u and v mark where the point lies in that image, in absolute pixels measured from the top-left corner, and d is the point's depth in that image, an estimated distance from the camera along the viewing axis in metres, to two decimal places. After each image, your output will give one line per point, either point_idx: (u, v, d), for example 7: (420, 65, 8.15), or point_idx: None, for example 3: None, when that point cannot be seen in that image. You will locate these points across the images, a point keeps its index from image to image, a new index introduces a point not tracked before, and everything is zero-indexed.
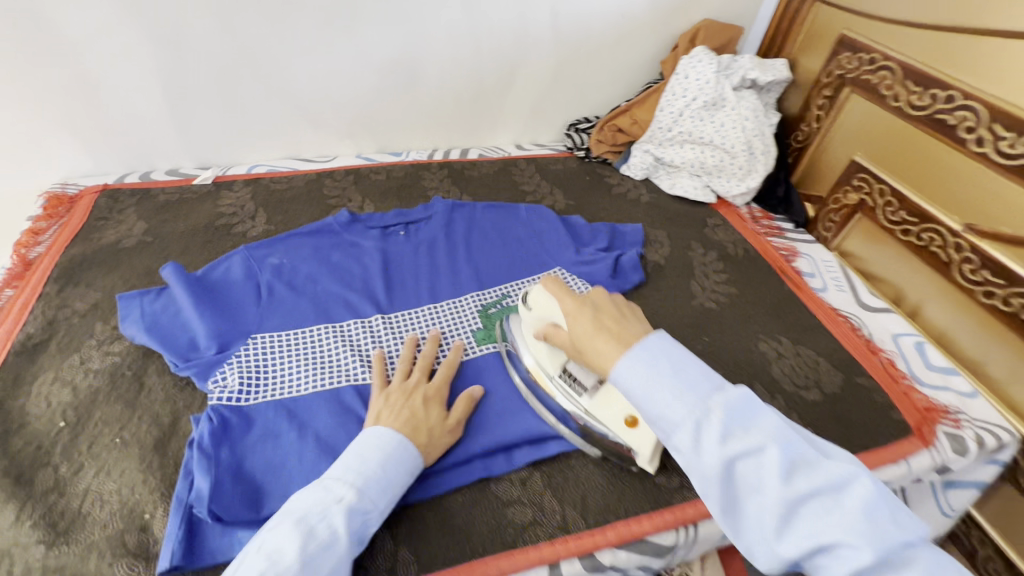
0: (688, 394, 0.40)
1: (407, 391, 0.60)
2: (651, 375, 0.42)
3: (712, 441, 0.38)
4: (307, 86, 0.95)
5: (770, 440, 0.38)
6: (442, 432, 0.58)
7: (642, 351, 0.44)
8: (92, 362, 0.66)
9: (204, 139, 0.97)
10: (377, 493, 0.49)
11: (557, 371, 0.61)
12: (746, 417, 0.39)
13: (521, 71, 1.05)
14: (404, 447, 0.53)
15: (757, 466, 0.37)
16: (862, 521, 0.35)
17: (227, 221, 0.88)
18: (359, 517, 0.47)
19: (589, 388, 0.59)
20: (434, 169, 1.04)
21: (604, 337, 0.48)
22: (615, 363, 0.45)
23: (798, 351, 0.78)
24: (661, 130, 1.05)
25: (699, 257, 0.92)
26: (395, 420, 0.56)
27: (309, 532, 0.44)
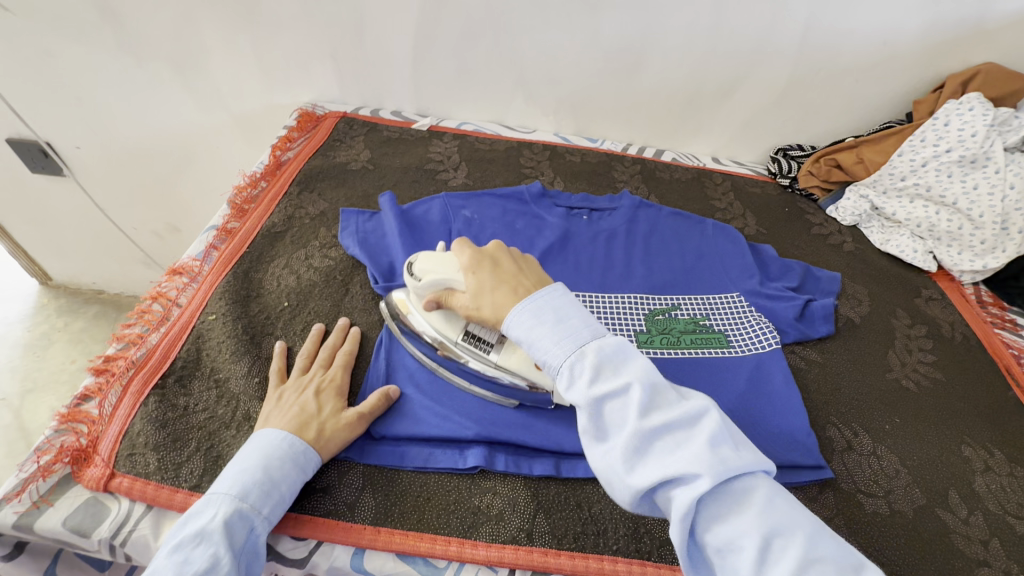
0: (609, 394, 0.44)
1: (300, 386, 0.59)
2: (558, 352, 0.47)
3: (633, 454, 0.42)
4: (534, 59, 0.99)
5: (698, 460, 0.39)
6: (336, 425, 0.56)
7: (534, 303, 0.51)
8: (314, 259, 0.77)
9: (431, 89, 1.07)
10: (259, 496, 0.49)
11: (460, 336, 0.62)
12: (671, 424, 0.42)
13: (747, 83, 0.99)
14: (289, 446, 0.52)
15: (687, 489, 0.39)
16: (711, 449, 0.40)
17: (434, 167, 0.96)
18: (240, 528, 0.47)
19: (494, 345, 0.61)
20: (627, 162, 1.03)
21: (498, 285, 0.55)
22: (508, 316, 0.52)
23: (1013, 472, 0.66)
24: (891, 177, 0.93)
25: (904, 328, 0.81)
26: (282, 419, 0.55)
27: (185, 560, 0.43)
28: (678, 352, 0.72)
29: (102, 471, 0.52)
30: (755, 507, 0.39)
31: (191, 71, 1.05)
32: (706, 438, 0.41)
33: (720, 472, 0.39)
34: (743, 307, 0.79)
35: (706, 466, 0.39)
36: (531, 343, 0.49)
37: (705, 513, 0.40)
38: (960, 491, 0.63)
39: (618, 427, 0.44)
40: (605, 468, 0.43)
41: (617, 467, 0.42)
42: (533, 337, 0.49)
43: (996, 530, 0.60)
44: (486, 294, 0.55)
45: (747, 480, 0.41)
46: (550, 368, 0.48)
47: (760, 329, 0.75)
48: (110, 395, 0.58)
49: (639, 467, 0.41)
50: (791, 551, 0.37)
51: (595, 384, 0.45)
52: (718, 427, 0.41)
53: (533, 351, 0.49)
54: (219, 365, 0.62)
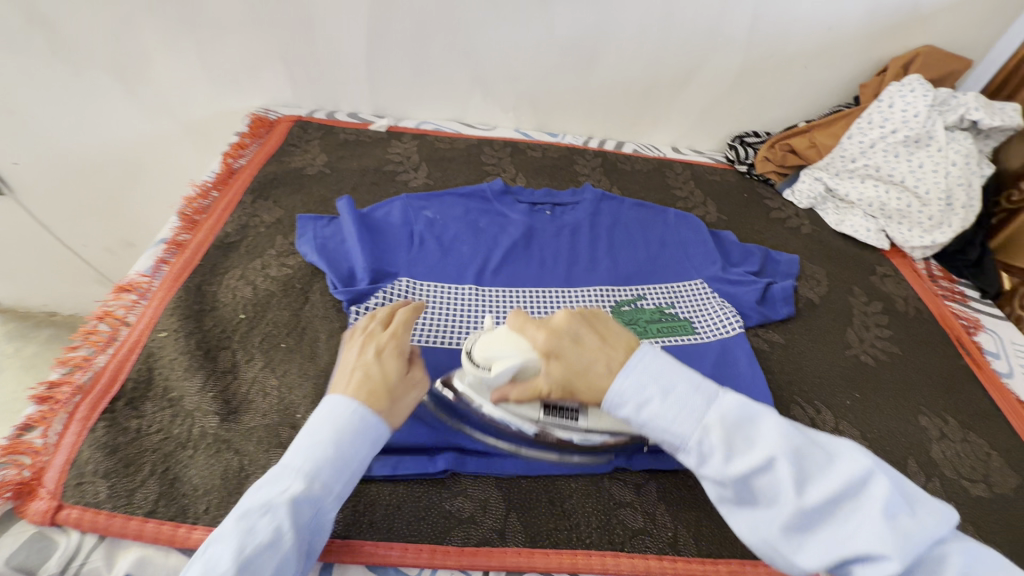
0: (750, 472, 0.39)
1: (359, 351, 0.55)
2: (681, 433, 0.41)
3: (797, 531, 0.38)
4: (489, 55, 0.98)
5: (873, 534, 0.35)
6: (401, 389, 0.53)
7: (636, 371, 0.44)
8: (270, 269, 0.74)
9: (387, 89, 1.05)
10: (330, 475, 0.47)
11: (541, 413, 0.56)
12: (832, 492, 0.37)
13: (701, 73, 1.00)
14: (355, 414, 0.49)
15: (871, 570, 0.35)
16: (884, 522, 0.35)
17: (393, 169, 0.95)
18: (308, 504, 0.45)
19: (581, 411, 0.57)
20: (589, 155, 1.04)
21: (595, 360, 0.47)
22: (609, 384, 0.45)
23: (966, 437, 0.68)
24: (842, 160, 0.96)
25: (860, 305, 0.84)
26: (348, 384, 0.51)
27: (250, 530, 0.42)
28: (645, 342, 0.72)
29: (48, 504, 0.49)
30: (937, 567, 0.34)
31: (133, 79, 1.00)
32: (875, 505, 0.36)
33: (908, 548, 0.34)
34: (706, 293, 0.80)
35: (886, 542, 0.34)
36: (651, 429, 0.43)
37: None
38: (917, 460, 0.65)
39: (772, 506, 0.39)
40: (775, 552, 0.39)
41: (788, 553, 0.38)
42: (651, 421, 0.42)
43: (952, 494, 0.62)
44: (577, 375, 0.47)
45: (925, 529, 0.35)
46: (685, 453, 0.42)
47: (723, 314, 0.76)
48: (55, 423, 0.55)
49: (808, 547, 0.38)
50: None
51: (735, 463, 0.40)
52: (882, 483, 0.36)
53: (658, 436, 0.43)
54: (172, 384, 0.60)
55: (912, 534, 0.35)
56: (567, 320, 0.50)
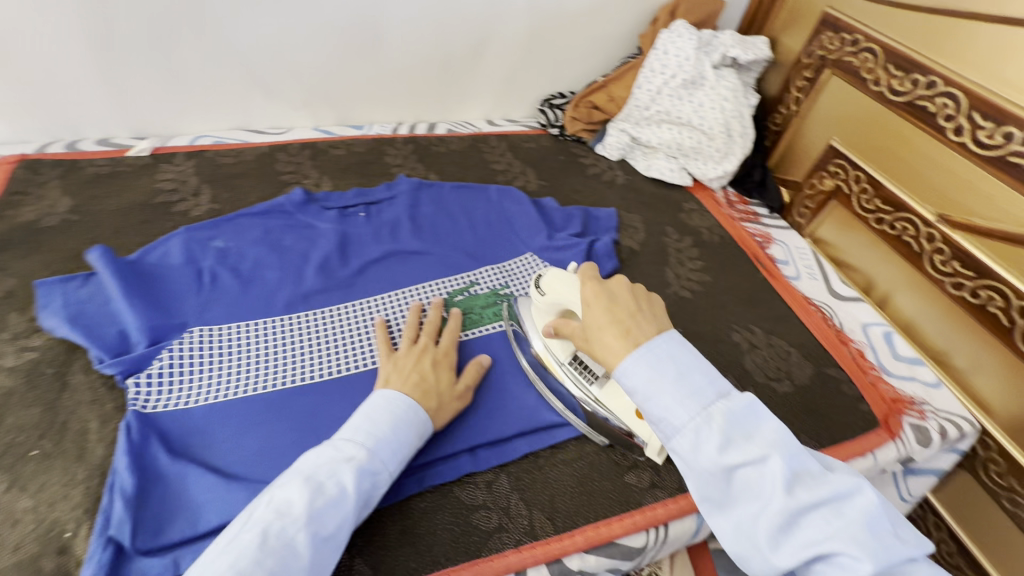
0: (744, 464, 0.39)
1: (416, 354, 0.61)
2: (677, 410, 0.42)
3: (776, 528, 0.38)
4: (258, 48, 0.87)
5: (850, 535, 0.35)
6: (450, 397, 0.59)
7: (650, 353, 0.45)
8: (6, 358, 0.59)
9: (141, 105, 0.88)
10: (388, 453, 0.51)
11: (568, 358, 0.61)
12: (822, 499, 0.37)
13: (493, 41, 0.98)
14: (412, 411, 0.54)
15: (833, 567, 0.36)
16: (865, 531, 0.35)
17: (166, 199, 0.80)
18: (369, 477, 0.48)
19: (600, 376, 0.59)
20: (399, 144, 0.97)
21: (606, 318, 0.49)
22: (621, 362, 0.46)
23: (771, 342, 0.77)
24: (638, 109, 1.01)
25: (674, 244, 0.90)
26: (405, 383, 0.57)
27: (317, 488, 0.45)
28: (477, 332, 0.70)
29: None
30: None
31: None
32: (863, 520, 0.36)
33: (880, 552, 0.35)
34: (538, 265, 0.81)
35: (866, 550, 0.34)
36: (651, 403, 0.44)
37: None
38: (735, 374, 0.72)
39: (755, 498, 0.39)
40: (741, 542, 0.39)
41: (753, 540, 0.39)
42: (652, 389, 0.43)
43: (764, 399, 0.70)
44: (595, 329, 0.50)
45: (910, 566, 0.35)
46: (675, 434, 0.42)
47: None
48: None
49: (784, 547, 0.37)
50: None
51: (726, 448, 0.40)
52: (876, 508, 0.36)
53: (652, 413, 0.43)
54: None
55: (895, 550, 0.35)
56: (606, 283, 0.53)
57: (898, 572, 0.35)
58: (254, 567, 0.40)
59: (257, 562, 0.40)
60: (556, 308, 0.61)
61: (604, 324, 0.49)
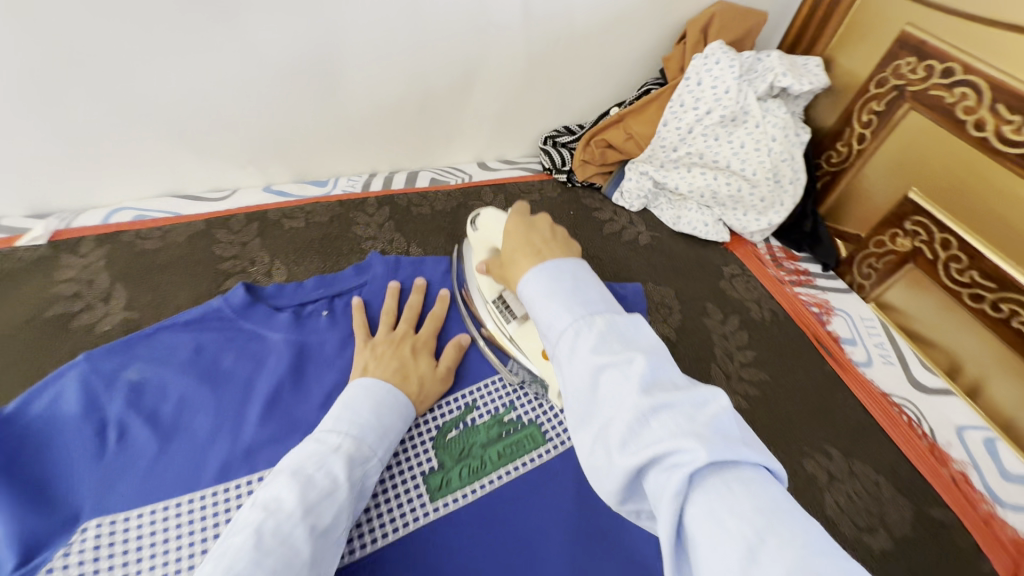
0: (609, 364, 0.34)
1: (393, 341, 0.60)
2: (561, 317, 0.38)
3: (624, 433, 0.31)
4: (180, 100, 0.67)
5: (696, 434, 0.30)
6: (432, 379, 0.59)
7: (550, 269, 0.42)
8: None
9: (34, 178, 0.68)
10: (375, 439, 0.48)
11: (494, 295, 0.63)
12: (675, 405, 0.32)
13: (482, 74, 0.79)
14: (394, 395, 0.53)
15: (676, 472, 0.29)
16: (712, 433, 0.30)
17: (64, 309, 0.61)
18: (359, 466, 0.45)
19: (517, 316, 0.61)
20: (371, 206, 0.78)
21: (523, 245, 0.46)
22: (524, 275, 0.43)
23: (852, 470, 0.61)
24: (663, 150, 0.82)
25: (718, 327, 0.72)
26: (384, 371, 0.55)
27: (308, 481, 0.41)
28: (483, 486, 0.55)
29: None
30: (758, 506, 0.28)
31: None
32: (711, 421, 0.31)
33: (722, 447, 0.29)
34: None
35: (706, 444, 0.29)
36: (537, 312, 0.41)
37: (692, 503, 0.29)
38: None
39: (612, 399, 0.33)
40: (593, 445, 0.33)
41: (606, 442, 0.32)
42: (540, 299, 0.40)
43: None
44: (513, 238, 0.48)
45: (749, 474, 0.29)
46: (549, 342, 0.39)
47: None
48: None
49: (627, 457, 0.31)
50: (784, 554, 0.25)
51: (600, 349, 0.35)
52: (728, 415, 0.31)
53: (539, 319, 0.40)
54: None
55: (738, 454, 0.30)
56: (531, 218, 0.51)
57: (735, 476, 0.29)
58: (253, 569, 0.34)
59: (255, 563, 0.35)
60: (487, 247, 0.62)
61: (517, 244, 0.46)
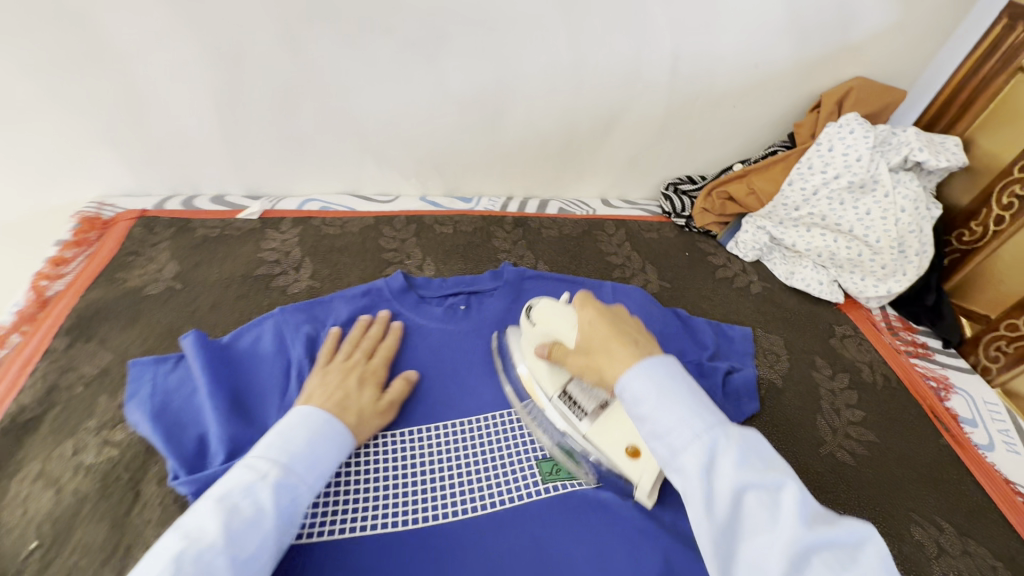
0: (678, 446, 0.39)
1: (345, 368, 0.60)
2: (685, 425, 0.40)
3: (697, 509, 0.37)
4: (379, 117, 0.82)
5: (750, 496, 0.36)
6: (371, 414, 0.56)
7: (645, 368, 0.43)
8: (85, 454, 0.54)
9: (258, 166, 0.86)
10: (306, 467, 0.46)
11: (556, 391, 0.57)
12: (835, 540, 0.34)
13: (624, 120, 0.89)
14: (333, 426, 0.50)
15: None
16: (749, 480, 0.37)
17: (268, 272, 0.76)
18: (287, 494, 0.43)
19: (589, 412, 0.56)
20: (508, 225, 0.89)
21: (602, 337, 0.48)
22: (622, 376, 0.44)
23: (966, 548, 0.60)
24: (785, 208, 0.87)
25: (826, 381, 0.74)
26: (324, 398, 0.53)
27: (231, 510, 0.40)
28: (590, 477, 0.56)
29: None
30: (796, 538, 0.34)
31: None
32: (736, 460, 0.37)
33: (775, 499, 0.36)
34: None
35: (756, 497, 0.36)
36: (637, 401, 0.43)
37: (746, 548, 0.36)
38: None
39: (764, 526, 0.36)
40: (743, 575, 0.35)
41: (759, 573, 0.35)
42: (652, 397, 0.42)
43: None
44: (597, 335, 0.48)
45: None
46: (668, 445, 0.40)
47: None
48: None
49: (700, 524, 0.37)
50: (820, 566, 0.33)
51: (743, 467, 0.37)
52: (888, 560, 0.34)
53: (657, 413, 0.41)
54: None
55: (774, 493, 0.36)
56: (607, 309, 0.51)
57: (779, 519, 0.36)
58: None
59: None
60: (545, 337, 0.59)
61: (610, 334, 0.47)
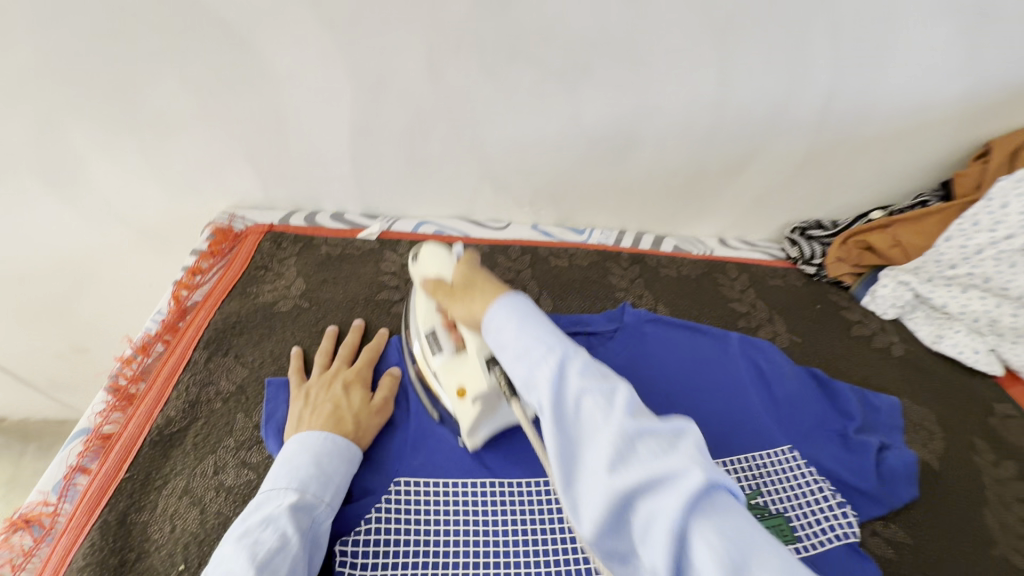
0: (593, 393, 0.39)
1: (327, 382, 0.62)
2: (539, 349, 0.42)
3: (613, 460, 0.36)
4: (504, 145, 0.81)
5: (680, 456, 0.36)
6: (367, 415, 0.59)
7: (510, 305, 0.46)
8: (225, 475, 0.54)
9: (379, 187, 0.87)
10: (319, 486, 0.50)
11: (433, 353, 0.58)
12: (657, 431, 0.38)
13: (756, 159, 0.83)
14: (334, 442, 0.54)
15: (671, 494, 0.34)
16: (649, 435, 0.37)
17: (388, 296, 0.76)
18: (307, 515, 0.48)
19: (444, 349, 0.57)
20: (624, 262, 0.85)
21: (484, 290, 0.51)
22: (488, 310, 0.48)
23: None
24: (938, 265, 0.79)
25: (991, 470, 0.65)
26: (316, 419, 0.57)
27: (254, 543, 0.44)
28: None
29: None
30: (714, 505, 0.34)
31: (71, 184, 0.82)
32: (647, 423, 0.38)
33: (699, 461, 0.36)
34: (800, 468, 0.62)
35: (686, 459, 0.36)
36: (506, 341, 0.45)
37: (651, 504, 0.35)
38: None
39: (591, 434, 0.38)
40: (587, 478, 0.38)
41: (597, 471, 0.37)
42: (516, 323, 0.45)
43: None
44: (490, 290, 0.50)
45: (729, 500, 0.35)
46: (530, 381, 0.42)
47: (830, 510, 0.58)
48: None
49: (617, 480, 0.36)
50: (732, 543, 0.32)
51: (585, 377, 0.41)
52: (703, 443, 0.38)
53: (518, 338, 0.44)
54: None
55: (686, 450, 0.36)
56: (477, 269, 0.55)
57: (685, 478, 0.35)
58: None
59: None
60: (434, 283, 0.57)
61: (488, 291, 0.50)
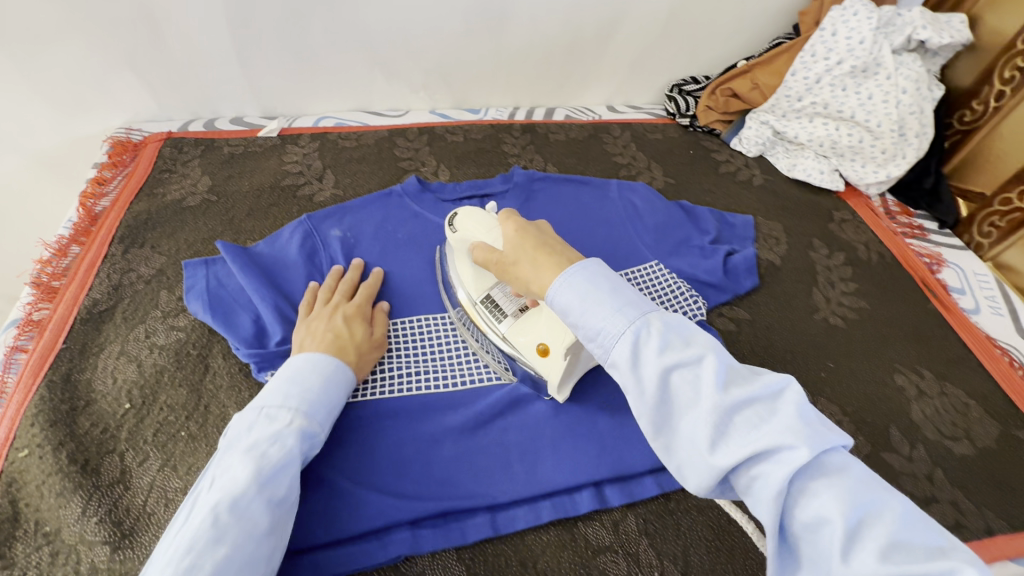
0: (679, 363, 0.35)
1: (327, 315, 0.59)
2: (611, 323, 0.38)
3: (712, 430, 0.34)
4: (385, 29, 0.83)
5: (794, 428, 0.32)
6: (369, 348, 0.57)
7: (576, 278, 0.41)
8: (157, 336, 0.61)
9: (273, 86, 0.89)
10: (325, 414, 0.48)
11: (495, 319, 0.58)
12: (756, 399, 0.34)
13: (627, 19, 0.88)
14: (342, 370, 0.52)
15: (777, 465, 0.31)
16: (796, 418, 0.32)
17: (294, 182, 0.81)
18: (309, 440, 0.46)
19: (510, 314, 0.57)
20: (516, 131, 0.92)
21: (533, 258, 0.46)
22: (550, 288, 0.43)
23: (943, 391, 0.66)
24: (788, 100, 0.88)
25: (824, 259, 0.78)
26: (320, 344, 0.54)
27: (260, 458, 0.42)
28: None
29: None
30: (802, 438, 0.32)
31: None
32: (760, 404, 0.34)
33: (811, 433, 0.32)
34: (662, 275, 0.72)
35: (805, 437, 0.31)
36: (578, 319, 0.40)
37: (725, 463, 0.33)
38: (899, 426, 0.62)
39: (691, 404, 0.35)
40: (684, 446, 0.35)
41: (695, 442, 0.35)
42: (586, 303, 0.40)
43: (938, 459, 0.60)
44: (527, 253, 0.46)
45: (835, 453, 0.32)
46: (600, 345, 0.39)
47: (682, 299, 0.70)
48: None
49: (725, 449, 0.33)
50: (825, 488, 0.30)
51: (664, 351, 0.36)
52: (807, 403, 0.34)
53: (583, 320, 0.40)
54: (45, 516, 0.49)
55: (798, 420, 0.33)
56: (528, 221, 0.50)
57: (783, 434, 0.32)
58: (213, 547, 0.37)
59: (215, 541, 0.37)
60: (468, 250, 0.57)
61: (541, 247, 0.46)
